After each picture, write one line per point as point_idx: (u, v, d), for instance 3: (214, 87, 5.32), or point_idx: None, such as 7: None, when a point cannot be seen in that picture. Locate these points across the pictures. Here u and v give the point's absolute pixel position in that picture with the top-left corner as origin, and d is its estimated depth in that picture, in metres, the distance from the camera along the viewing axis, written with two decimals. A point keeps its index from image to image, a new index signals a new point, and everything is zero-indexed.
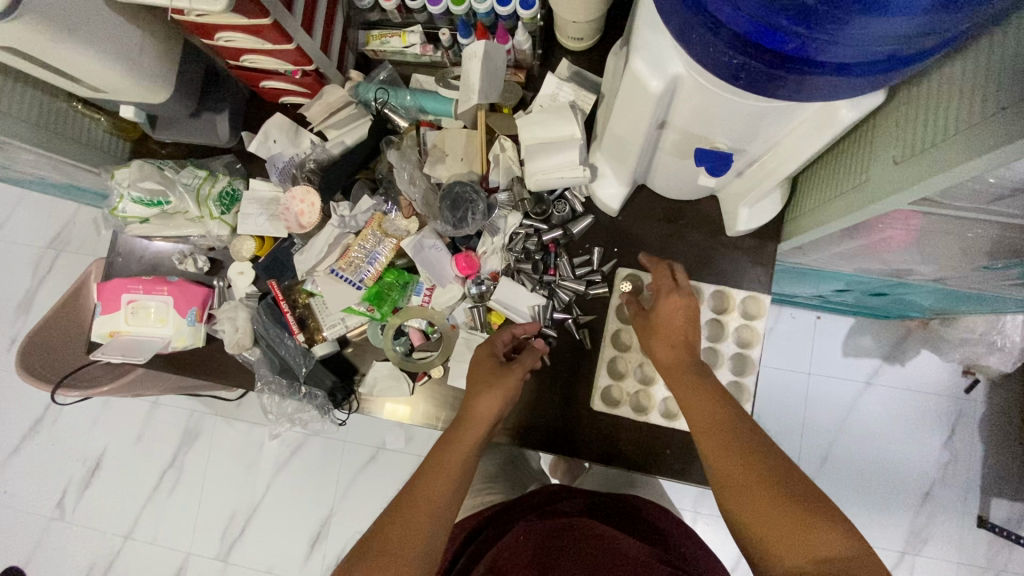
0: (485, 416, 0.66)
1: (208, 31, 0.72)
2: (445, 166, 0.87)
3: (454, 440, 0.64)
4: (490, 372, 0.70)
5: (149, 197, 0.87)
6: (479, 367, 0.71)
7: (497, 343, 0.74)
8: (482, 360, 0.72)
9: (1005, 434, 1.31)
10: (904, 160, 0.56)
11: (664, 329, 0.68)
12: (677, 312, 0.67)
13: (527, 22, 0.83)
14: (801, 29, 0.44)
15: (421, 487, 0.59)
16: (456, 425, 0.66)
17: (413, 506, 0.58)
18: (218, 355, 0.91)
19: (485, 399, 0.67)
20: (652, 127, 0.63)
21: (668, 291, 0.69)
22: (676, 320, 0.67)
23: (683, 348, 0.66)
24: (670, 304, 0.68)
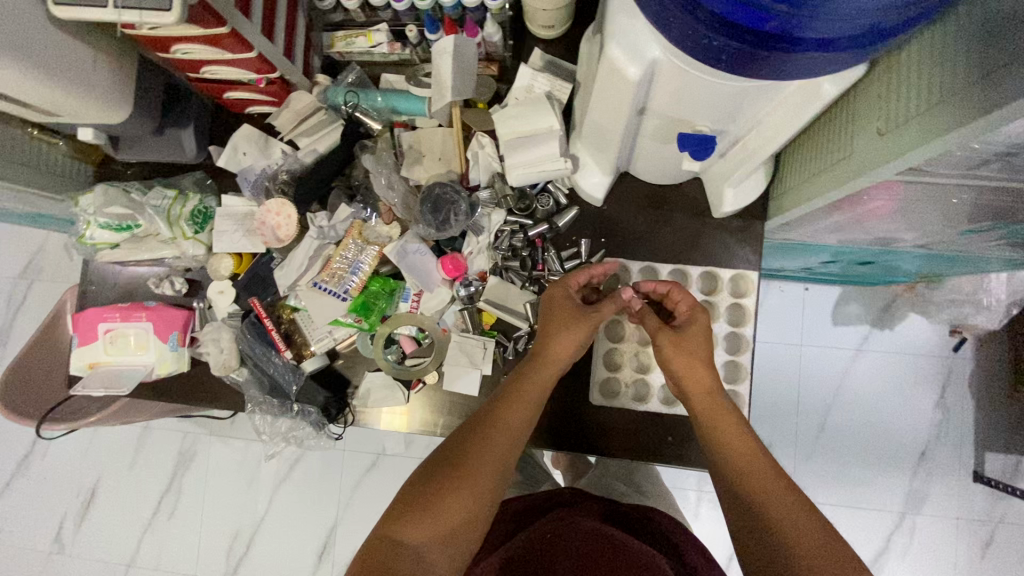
0: (561, 356, 0.69)
1: (164, 44, 0.69)
2: (423, 167, 0.84)
3: (513, 392, 0.67)
4: (570, 314, 0.71)
5: (117, 222, 0.86)
6: (559, 310, 0.72)
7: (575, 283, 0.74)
8: (561, 308, 0.72)
9: (995, 388, 1.33)
10: (888, 131, 0.55)
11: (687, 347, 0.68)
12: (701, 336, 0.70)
13: (496, 13, 0.80)
14: (783, 8, 0.41)
15: (487, 443, 0.62)
16: (530, 362, 0.70)
17: (470, 466, 0.60)
18: (205, 378, 0.88)
19: (563, 340, 0.69)
20: (632, 114, 0.62)
21: (697, 312, 0.71)
22: (701, 343, 0.69)
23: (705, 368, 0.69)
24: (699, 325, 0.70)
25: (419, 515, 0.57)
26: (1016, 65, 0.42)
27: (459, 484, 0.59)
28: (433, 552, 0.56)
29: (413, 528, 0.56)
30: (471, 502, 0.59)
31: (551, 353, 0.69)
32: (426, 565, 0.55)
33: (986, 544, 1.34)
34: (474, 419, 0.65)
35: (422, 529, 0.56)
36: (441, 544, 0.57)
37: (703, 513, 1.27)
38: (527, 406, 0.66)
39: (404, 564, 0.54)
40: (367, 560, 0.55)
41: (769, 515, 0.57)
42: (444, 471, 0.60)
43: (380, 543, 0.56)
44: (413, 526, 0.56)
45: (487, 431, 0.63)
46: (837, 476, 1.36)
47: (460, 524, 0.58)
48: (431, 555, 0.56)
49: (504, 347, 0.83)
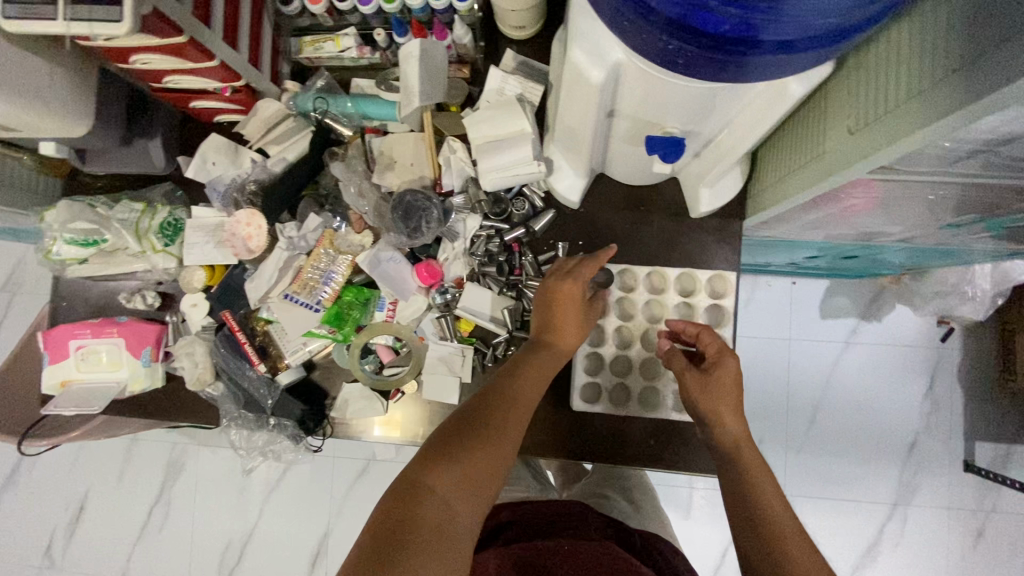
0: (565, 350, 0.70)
1: (122, 55, 0.67)
2: (395, 173, 0.82)
3: (527, 365, 0.66)
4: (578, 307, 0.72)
5: (83, 237, 0.85)
6: (572, 303, 0.71)
7: (583, 276, 0.72)
8: (571, 297, 0.71)
9: (984, 378, 1.33)
10: (858, 130, 0.54)
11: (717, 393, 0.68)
12: (730, 382, 0.69)
13: (465, 14, 0.79)
14: (734, 11, 0.40)
15: (510, 408, 0.60)
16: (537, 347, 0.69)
17: (497, 426, 0.57)
18: (180, 392, 0.87)
19: (567, 328, 0.71)
20: (601, 116, 0.61)
21: (726, 355, 0.70)
22: (729, 386, 0.68)
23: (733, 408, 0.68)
24: (729, 372, 0.69)
25: (447, 462, 0.52)
26: (976, 63, 0.41)
27: (486, 439, 0.56)
28: (460, 499, 0.51)
29: (440, 474, 0.52)
30: (497, 458, 0.55)
31: (564, 344, 0.70)
32: (451, 512, 0.50)
33: (978, 534, 1.34)
34: (491, 386, 0.63)
35: (450, 475, 0.52)
36: (468, 493, 0.52)
37: (695, 512, 1.27)
38: (541, 376, 0.66)
39: (430, 509, 0.49)
40: (390, 508, 0.49)
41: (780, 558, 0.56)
42: (470, 427, 0.56)
43: (404, 488, 0.51)
44: (440, 472, 0.52)
45: (512, 396, 0.61)
46: (829, 470, 1.36)
47: (487, 475, 0.54)
48: (457, 502, 0.51)
49: (483, 355, 0.82)
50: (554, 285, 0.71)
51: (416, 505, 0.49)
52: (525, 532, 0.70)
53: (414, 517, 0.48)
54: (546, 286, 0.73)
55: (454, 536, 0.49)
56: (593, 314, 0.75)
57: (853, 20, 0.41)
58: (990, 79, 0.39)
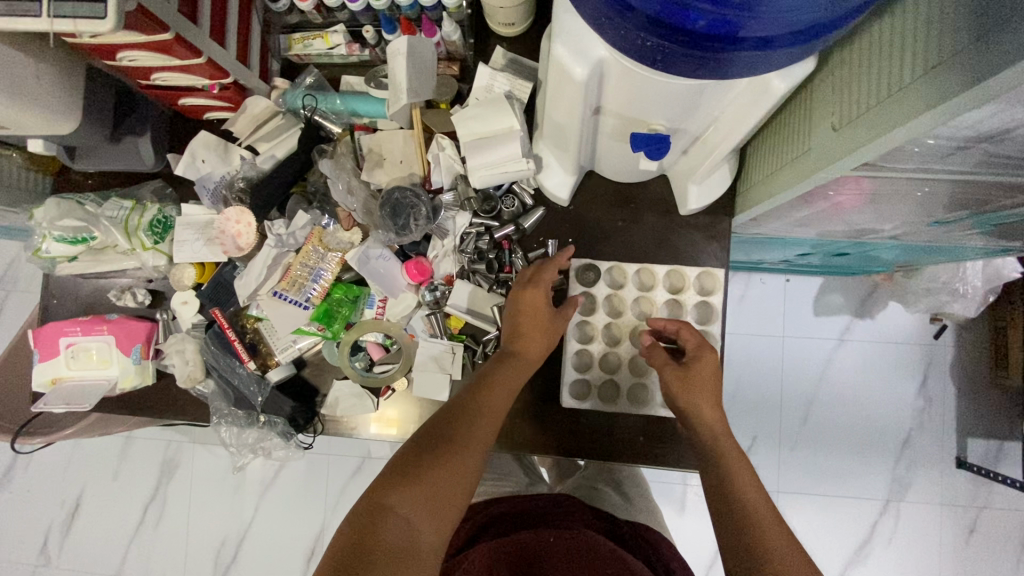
0: (534, 356, 0.71)
1: (108, 52, 0.67)
2: (384, 170, 0.82)
3: (497, 376, 0.67)
4: (545, 315, 0.73)
5: (72, 234, 0.83)
6: (533, 309, 0.73)
7: (545, 282, 0.75)
8: (536, 305, 0.73)
9: (976, 374, 1.34)
10: (841, 127, 0.54)
11: (700, 386, 0.70)
12: (709, 376, 0.71)
13: (453, 11, 0.79)
14: (708, 7, 0.41)
15: (477, 423, 0.60)
16: (508, 358, 0.69)
17: (461, 442, 0.58)
18: (171, 390, 0.87)
19: (535, 338, 0.72)
20: (587, 113, 0.61)
21: (704, 350, 0.72)
22: (710, 380, 0.71)
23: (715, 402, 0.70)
24: (708, 364, 0.71)
25: (409, 482, 0.53)
26: (956, 60, 0.41)
27: (450, 458, 0.56)
28: (421, 520, 0.51)
29: (402, 495, 0.52)
30: (460, 476, 0.56)
31: (529, 355, 0.70)
32: (413, 533, 0.51)
33: (970, 530, 1.34)
34: (457, 401, 0.63)
35: (412, 496, 0.52)
36: (430, 513, 0.52)
37: (689, 508, 1.27)
38: (510, 389, 0.66)
39: (391, 531, 0.50)
40: (354, 529, 0.50)
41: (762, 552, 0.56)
42: (433, 446, 0.57)
43: (366, 510, 0.51)
44: (402, 493, 0.52)
45: (475, 409, 0.62)
46: (822, 466, 1.36)
47: (449, 495, 0.54)
48: (419, 523, 0.51)
49: (474, 352, 0.82)
50: (519, 299, 0.74)
51: (377, 528, 0.50)
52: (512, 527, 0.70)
53: (375, 540, 0.49)
54: (514, 297, 0.75)
55: (416, 557, 0.50)
56: (562, 324, 0.75)
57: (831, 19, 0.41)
58: (969, 74, 0.39)
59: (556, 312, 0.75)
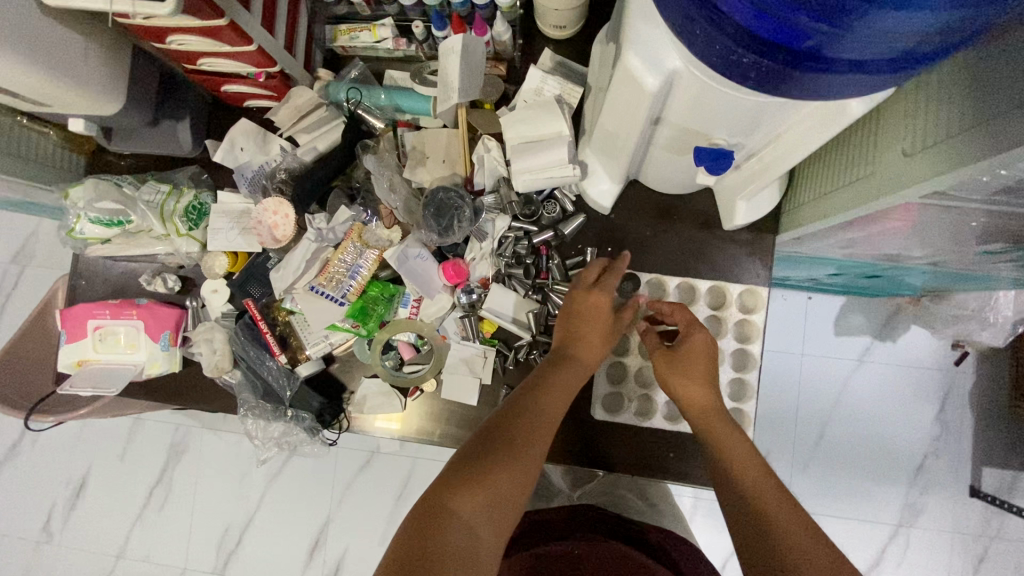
0: (586, 359, 0.69)
1: (159, 34, 0.66)
2: (426, 169, 0.81)
3: (554, 380, 0.65)
4: (606, 317, 0.71)
5: (109, 217, 0.83)
6: (597, 311, 0.71)
7: (608, 288, 0.73)
8: (600, 309, 0.71)
9: (995, 404, 1.32)
10: (914, 152, 0.53)
11: (691, 365, 0.69)
12: (700, 353, 0.69)
13: (506, 10, 0.77)
14: (824, 27, 0.39)
15: (533, 429, 0.59)
16: (557, 361, 0.68)
17: (519, 445, 0.56)
18: (197, 378, 0.86)
19: (590, 345, 0.69)
20: (646, 124, 0.59)
21: (695, 328, 0.71)
22: (700, 359, 0.69)
23: (707, 383, 0.68)
24: (699, 341, 0.70)
25: (470, 485, 0.51)
26: None
27: (509, 462, 0.54)
28: (484, 528, 0.49)
29: (465, 499, 0.50)
30: (520, 480, 0.54)
31: (585, 358, 0.69)
32: (475, 539, 0.48)
33: (979, 559, 1.33)
34: (513, 402, 0.61)
35: (476, 500, 0.50)
36: (492, 520, 0.50)
37: (700, 517, 1.24)
38: (568, 391, 0.65)
39: (454, 537, 0.47)
40: (415, 532, 0.47)
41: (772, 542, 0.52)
42: (492, 447, 0.55)
43: (428, 512, 0.49)
44: (463, 498, 0.50)
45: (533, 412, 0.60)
46: (833, 486, 1.35)
47: (510, 501, 0.52)
48: (482, 529, 0.49)
49: (505, 357, 0.81)
50: (579, 297, 0.72)
51: (440, 531, 0.47)
52: (537, 537, 0.68)
53: (438, 549, 0.46)
54: (570, 299, 0.73)
55: (479, 566, 0.47)
56: (620, 329, 0.73)
57: (939, 47, 0.39)
58: None
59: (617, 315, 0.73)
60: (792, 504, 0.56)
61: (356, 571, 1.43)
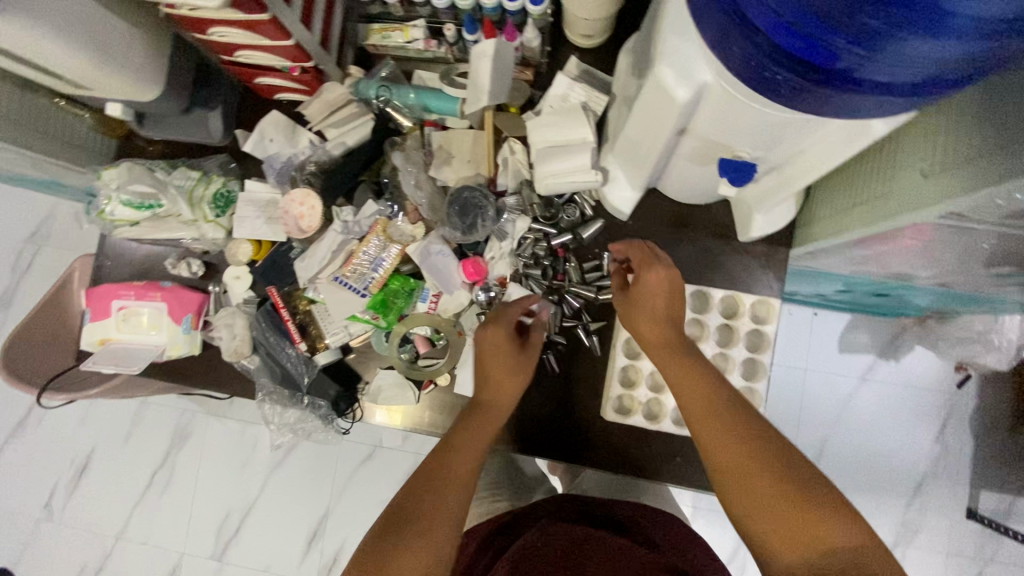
0: (500, 403, 0.66)
1: (201, 25, 0.68)
2: (452, 168, 0.83)
3: (465, 430, 0.63)
4: (511, 352, 0.67)
5: (139, 201, 0.84)
6: (499, 352, 0.67)
7: (508, 319, 0.69)
8: (500, 345, 0.67)
9: (996, 427, 1.33)
10: (932, 174, 0.55)
11: (650, 307, 0.64)
12: (656, 292, 0.64)
13: (537, 18, 0.79)
14: (858, 51, 0.40)
15: (445, 488, 0.56)
16: (474, 411, 0.65)
17: (425, 521, 0.53)
18: (216, 362, 0.88)
19: (503, 386, 0.66)
20: (671, 135, 0.61)
21: (649, 265, 0.65)
22: (658, 300, 0.64)
23: (669, 325, 0.64)
24: (654, 279, 0.64)
25: None
26: None
27: (416, 541, 0.52)
28: None
29: None
30: (436, 553, 0.52)
31: (499, 401, 0.66)
32: None
33: None
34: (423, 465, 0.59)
35: None
36: None
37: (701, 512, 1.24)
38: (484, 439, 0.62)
39: None
40: None
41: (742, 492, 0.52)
42: (400, 524, 0.53)
43: None
44: None
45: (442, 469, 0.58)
46: None
47: None
48: None
49: None
50: (480, 337, 0.67)
51: None
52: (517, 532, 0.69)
53: None
54: (478, 335, 0.68)
55: None
56: (531, 363, 0.69)
57: (966, 72, 0.40)
58: None
59: (524, 349, 0.69)
60: (761, 451, 0.53)
61: None
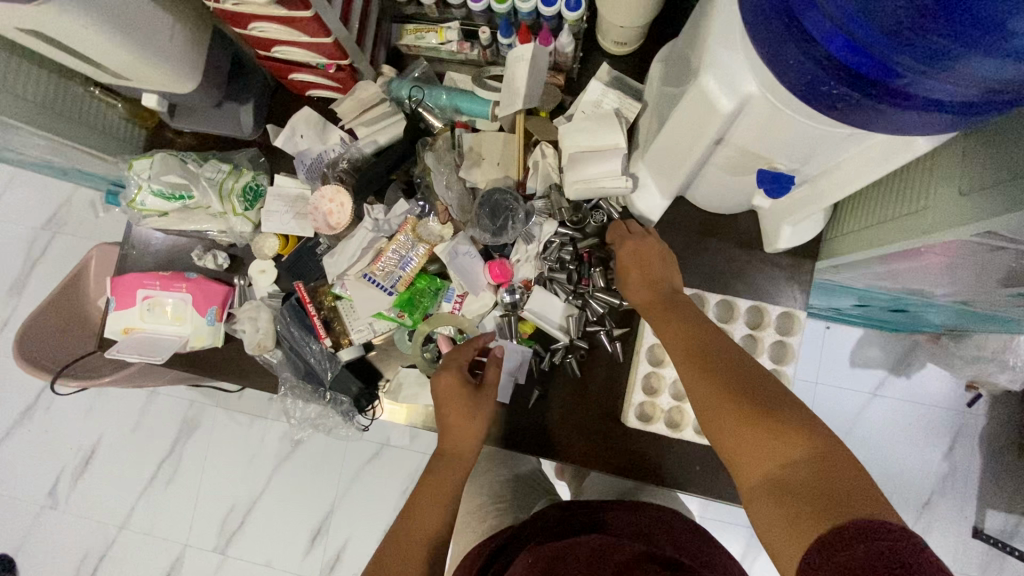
0: (460, 449, 0.72)
1: (242, 20, 0.69)
2: (481, 170, 0.83)
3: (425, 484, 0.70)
4: (464, 395, 0.72)
5: (171, 191, 0.84)
6: (451, 395, 0.72)
7: (458, 363, 0.74)
8: (452, 389, 0.72)
9: (1005, 448, 1.33)
10: (971, 193, 0.55)
11: (643, 270, 0.72)
12: (633, 256, 0.73)
13: (571, 24, 0.80)
14: (918, 66, 0.42)
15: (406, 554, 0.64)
16: (437, 460, 0.72)
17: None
18: (238, 355, 0.89)
19: (458, 432, 0.72)
20: (709, 145, 0.61)
21: (625, 239, 0.75)
22: (637, 266, 0.73)
23: (655, 284, 0.71)
24: (627, 249, 0.74)
25: None
26: None
27: None
28: None
29: None
30: None
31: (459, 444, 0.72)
32: None
33: None
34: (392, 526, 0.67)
35: None
36: None
37: (710, 513, 1.25)
38: (441, 491, 0.69)
39: None
40: None
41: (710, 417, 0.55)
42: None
43: None
44: None
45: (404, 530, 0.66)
46: None
47: None
48: None
49: (540, 358, 0.83)
50: (434, 382, 0.73)
51: None
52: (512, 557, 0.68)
53: None
54: (432, 382, 0.74)
55: None
56: (487, 401, 0.73)
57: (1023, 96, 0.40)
58: None
59: (479, 389, 0.73)
60: (722, 375, 0.56)
61: (355, 561, 1.44)
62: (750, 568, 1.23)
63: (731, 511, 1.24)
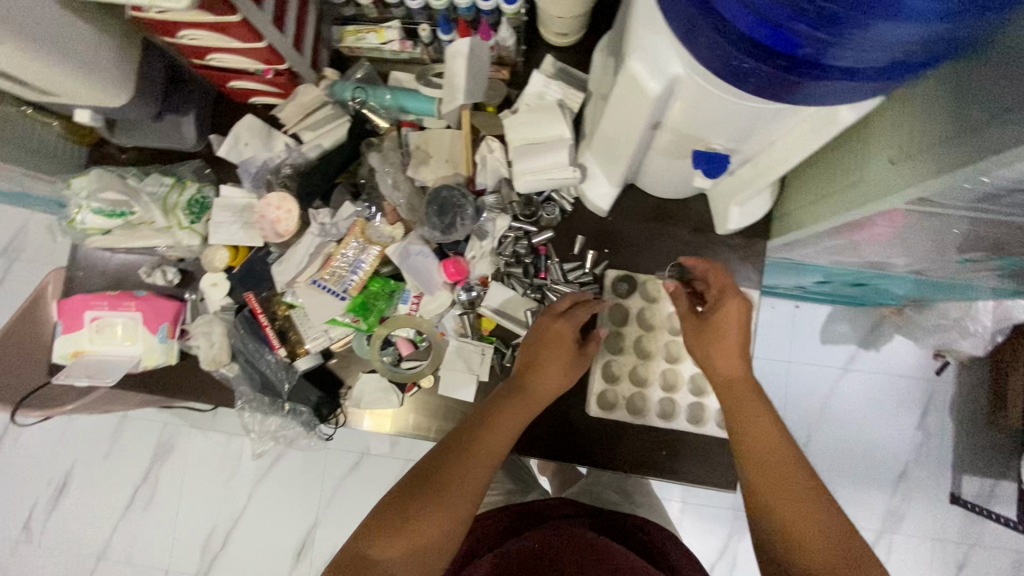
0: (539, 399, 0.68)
1: (170, 29, 0.67)
2: (429, 168, 0.83)
3: (511, 407, 0.65)
4: (569, 351, 0.71)
5: (112, 208, 0.83)
6: (559, 347, 0.71)
7: (575, 317, 0.73)
8: (562, 339, 0.71)
9: (976, 413, 1.35)
10: (899, 162, 0.56)
11: (721, 334, 0.65)
12: (733, 319, 0.64)
13: (511, 17, 0.80)
14: (822, 35, 0.42)
15: (469, 473, 0.58)
16: (508, 397, 0.66)
17: (452, 483, 0.57)
18: (194, 372, 0.86)
19: (547, 381, 0.69)
20: (646, 129, 0.61)
21: (728, 293, 0.65)
22: (733, 326, 0.64)
23: (739, 354, 0.64)
24: (733, 307, 0.64)
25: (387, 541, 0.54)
26: None
27: (447, 496, 0.56)
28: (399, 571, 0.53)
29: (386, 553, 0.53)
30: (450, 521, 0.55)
31: (540, 390, 0.68)
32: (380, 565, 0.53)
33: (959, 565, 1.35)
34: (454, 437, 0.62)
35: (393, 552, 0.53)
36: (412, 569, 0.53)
37: (693, 500, 1.25)
38: (519, 419, 0.65)
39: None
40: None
41: (790, 532, 0.54)
42: (427, 483, 0.57)
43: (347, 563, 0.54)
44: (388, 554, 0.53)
45: (474, 447, 0.60)
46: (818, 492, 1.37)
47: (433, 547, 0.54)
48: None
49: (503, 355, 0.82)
50: (547, 328, 0.72)
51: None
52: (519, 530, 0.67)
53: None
54: (539, 326, 0.73)
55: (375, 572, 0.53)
56: (581, 367, 0.72)
57: (930, 55, 0.42)
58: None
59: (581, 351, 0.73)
60: (813, 504, 0.55)
61: None
62: (737, 550, 1.24)
63: (713, 496, 1.24)
